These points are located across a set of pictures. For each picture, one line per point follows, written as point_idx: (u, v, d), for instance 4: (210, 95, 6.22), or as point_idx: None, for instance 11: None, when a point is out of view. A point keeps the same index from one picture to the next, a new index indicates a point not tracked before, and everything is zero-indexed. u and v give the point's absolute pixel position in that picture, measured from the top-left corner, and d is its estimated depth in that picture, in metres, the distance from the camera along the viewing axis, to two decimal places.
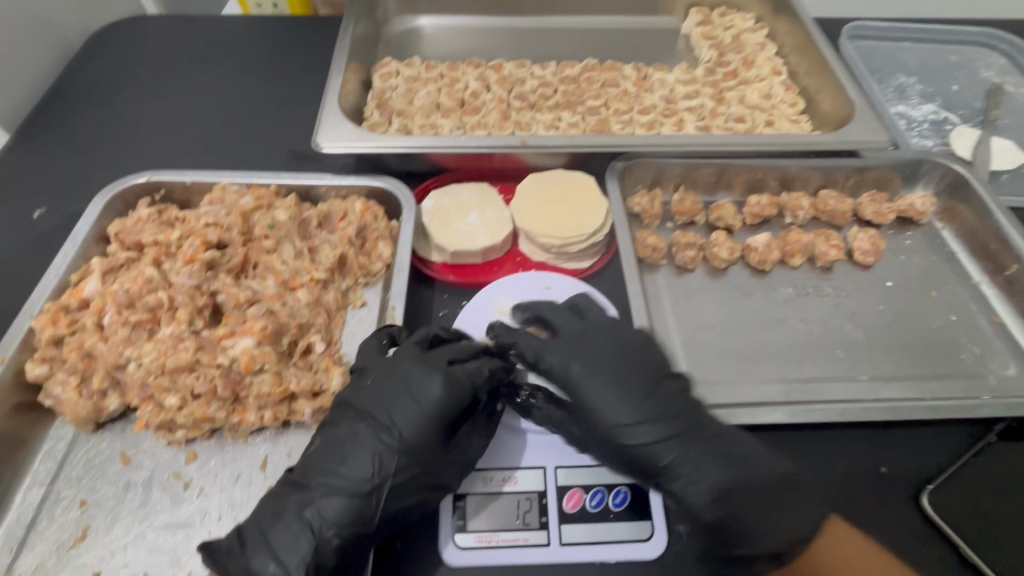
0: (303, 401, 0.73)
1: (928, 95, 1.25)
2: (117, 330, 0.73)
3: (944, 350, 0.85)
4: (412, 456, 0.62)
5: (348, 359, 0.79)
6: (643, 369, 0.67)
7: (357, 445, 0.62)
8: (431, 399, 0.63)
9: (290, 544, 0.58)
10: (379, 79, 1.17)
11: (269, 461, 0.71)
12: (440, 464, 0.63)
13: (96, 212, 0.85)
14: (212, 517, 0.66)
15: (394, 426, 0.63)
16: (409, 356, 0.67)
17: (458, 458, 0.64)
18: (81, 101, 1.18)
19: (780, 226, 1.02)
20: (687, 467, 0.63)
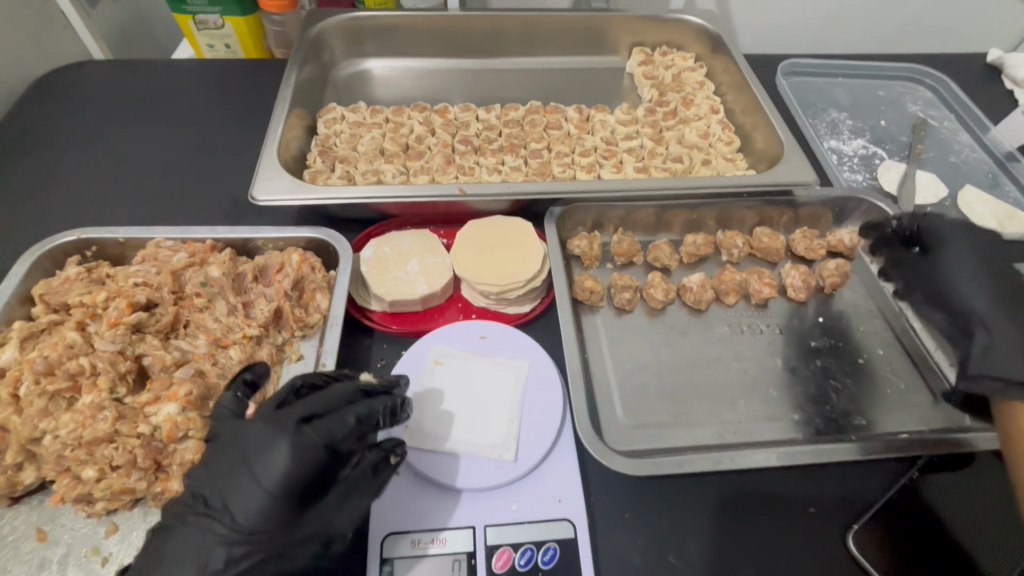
0: None
1: (858, 130, 1.30)
2: (34, 401, 0.70)
3: (871, 385, 0.88)
4: (252, 539, 0.59)
5: None
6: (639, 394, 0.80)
7: (192, 534, 0.60)
8: (271, 477, 0.59)
9: None
10: (324, 124, 1.17)
11: None
12: (286, 544, 0.60)
13: (21, 272, 0.83)
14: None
15: (227, 511, 0.60)
16: (260, 420, 0.63)
17: (313, 532, 0.61)
18: (18, 151, 1.16)
19: (718, 263, 1.05)
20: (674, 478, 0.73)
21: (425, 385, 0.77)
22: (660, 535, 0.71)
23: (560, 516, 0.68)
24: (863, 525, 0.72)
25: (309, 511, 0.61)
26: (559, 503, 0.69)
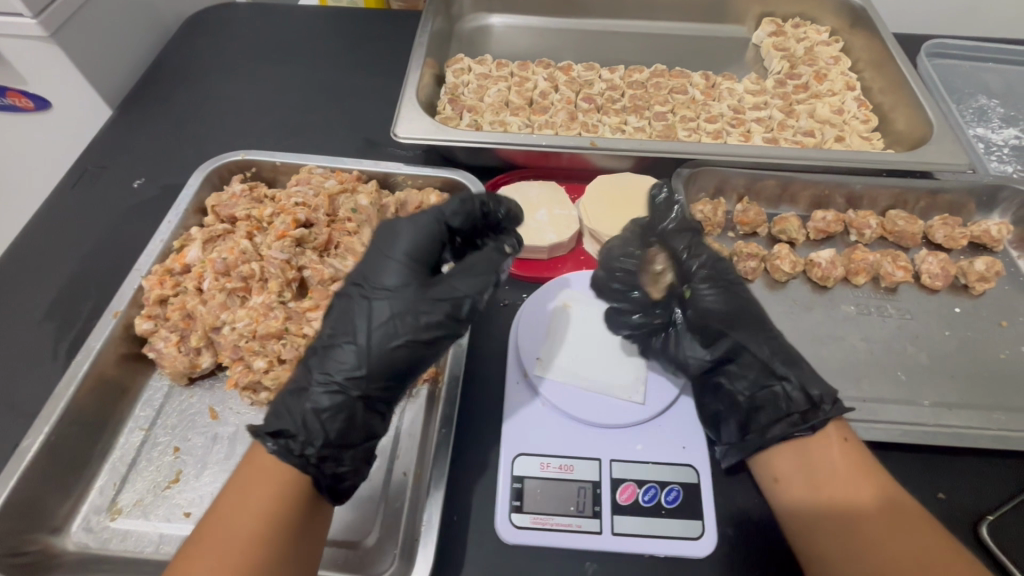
0: None
1: (1010, 119, 1.20)
2: (215, 295, 0.79)
3: (1014, 382, 0.83)
4: (362, 342, 0.64)
5: None
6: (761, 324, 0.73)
7: (333, 336, 0.66)
8: (388, 270, 0.68)
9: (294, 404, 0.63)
10: (453, 74, 1.20)
11: None
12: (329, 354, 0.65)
13: (196, 185, 0.93)
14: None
15: (347, 315, 0.67)
16: (408, 229, 0.71)
17: (401, 335, 0.65)
18: (174, 78, 1.25)
19: (845, 244, 1.02)
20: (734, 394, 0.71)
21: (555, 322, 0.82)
22: None
23: (684, 462, 0.72)
24: (996, 517, 0.70)
25: (394, 331, 0.65)
26: (684, 450, 0.73)
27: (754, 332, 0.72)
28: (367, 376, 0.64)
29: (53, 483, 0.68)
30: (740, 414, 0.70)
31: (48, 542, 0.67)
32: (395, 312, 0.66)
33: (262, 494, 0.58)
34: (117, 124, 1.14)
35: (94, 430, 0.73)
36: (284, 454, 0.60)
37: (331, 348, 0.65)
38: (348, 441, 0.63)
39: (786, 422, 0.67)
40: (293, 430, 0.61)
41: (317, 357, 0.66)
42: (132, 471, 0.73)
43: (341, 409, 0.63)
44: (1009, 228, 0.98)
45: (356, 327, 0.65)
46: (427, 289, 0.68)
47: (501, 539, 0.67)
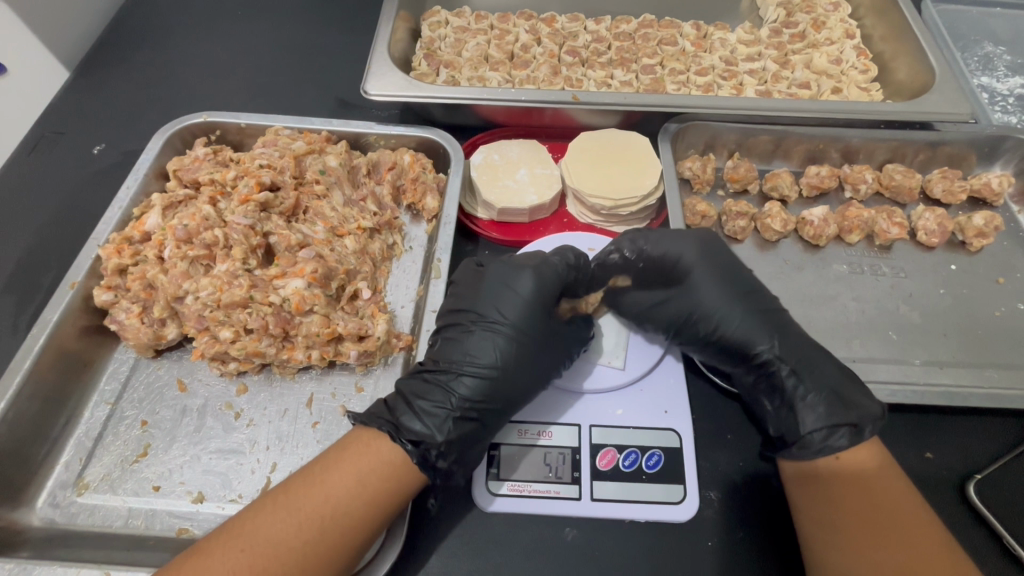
0: (349, 343, 0.74)
1: (1016, 67, 1.14)
2: (176, 263, 0.76)
3: (1008, 339, 0.80)
4: (499, 375, 0.65)
5: (390, 308, 0.80)
6: (744, 276, 0.74)
7: (466, 361, 0.66)
8: (525, 296, 0.69)
9: (429, 415, 0.62)
10: (428, 27, 1.13)
11: (314, 399, 0.74)
12: (461, 378, 0.65)
13: (156, 149, 0.88)
14: (261, 446, 0.70)
15: (490, 342, 0.67)
16: (539, 264, 0.71)
17: (530, 370, 0.66)
18: (133, 35, 1.17)
19: (839, 200, 0.97)
20: (781, 373, 0.67)
21: None
22: (760, 459, 0.70)
23: (666, 426, 0.70)
24: (985, 476, 0.68)
25: (527, 367, 0.66)
26: (666, 414, 0.71)
27: (742, 291, 0.72)
28: (494, 408, 0.65)
29: (16, 459, 0.67)
30: (801, 394, 0.65)
31: (13, 518, 0.65)
32: (529, 350, 0.67)
33: (377, 479, 0.56)
34: (73, 87, 1.08)
35: (56, 405, 0.71)
36: (423, 466, 0.59)
37: (467, 373, 0.65)
38: (464, 464, 0.63)
39: (829, 407, 0.63)
40: (424, 437, 0.61)
41: (450, 377, 0.65)
42: (98, 446, 0.70)
43: (470, 433, 0.63)
44: (1010, 181, 0.93)
45: (492, 358, 0.66)
46: (554, 332, 0.69)
47: (477, 507, 0.66)
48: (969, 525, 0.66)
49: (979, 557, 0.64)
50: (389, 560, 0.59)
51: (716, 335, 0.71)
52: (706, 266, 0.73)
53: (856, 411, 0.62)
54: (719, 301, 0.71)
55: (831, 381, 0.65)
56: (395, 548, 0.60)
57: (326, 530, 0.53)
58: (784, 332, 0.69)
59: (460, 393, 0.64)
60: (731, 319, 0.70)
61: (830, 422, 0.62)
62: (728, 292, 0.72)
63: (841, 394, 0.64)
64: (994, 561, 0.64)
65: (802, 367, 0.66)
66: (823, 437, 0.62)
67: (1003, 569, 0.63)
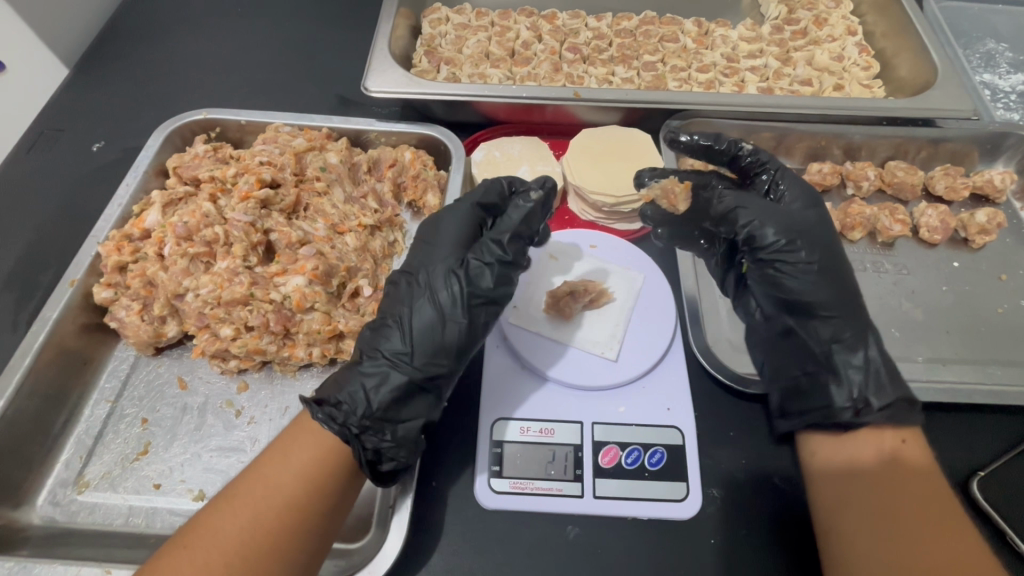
0: (351, 341, 0.74)
1: (1018, 64, 1.14)
2: (177, 261, 0.75)
3: (1010, 336, 0.80)
4: (410, 322, 0.64)
5: None
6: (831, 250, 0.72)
7: (388, 314, 0.66)
8: (441, 246, 0.69)
9: (350, 373, 0.62)
10: (429, 24, 1.12)
11: None
12: (384, 332, 0.65)
13: (155, 146, 0.87)
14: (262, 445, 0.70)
15: (411, 296, 0.66)
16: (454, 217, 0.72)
17: (446, 316, 0.64)
18: (132, 33, 1.17)
19: (841, 198, 0.97)
20: (830, 345, 0.67)
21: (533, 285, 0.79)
22: (763, 456, 0.70)
23: (669, 423, 0.70)
24: (988, 473, 0.68)
25: (442, 313, 0.64)
26: (668, 412, 0.71)
27: (824, 262, 0.70)
28: (415, 356, 0.62)
29: (15, 457, 0.66)
30: (847, 370, 0.65)
31: (14, 516, 0.65)
32: (440, 297, 0.65)
33: (306, 456, 0.56)
34: (71, 84, 1.07)
35: (56, 403, 0.71)
36: (327, 423, 0.57)
37: (389, 332, 0.65)
38: (393, 416, 0.60)
39: (870, 383, 0.63)
40: (340, 401, 0.59)
41: (372, 333, 0.66)
42: (98, 444, 0.70)
43: (386, 385, 0.61)
44: (1012, 178, 0.93)
45: (409, 312, 0.65)
46: (466, 269, 0.66)
47: (480, 505, 0.65)
48: (973, 522, 0.66)
49: None
50: (391, 556, 0.59)
51: (783, 285, 0.70)
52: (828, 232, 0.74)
53: (896, 391, 0.63)
54: (798, 260, 0.71)
55: (880, 368, 0.65)
56: (396, 545, 0.59)
57: (260, 512, 0.52)
58: (852, 314, 0.68)
59: (380, 346, 0.64)
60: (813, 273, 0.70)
61: (865, 398, 0.63)
62: (807, 253, 0.71)
63: (881, 380, 0.64)
64: (998, 558, 0.63)
65: (851, 339, 0.67)
66: (849, 409, 0.63)
67: (1007, 566, 0.63)
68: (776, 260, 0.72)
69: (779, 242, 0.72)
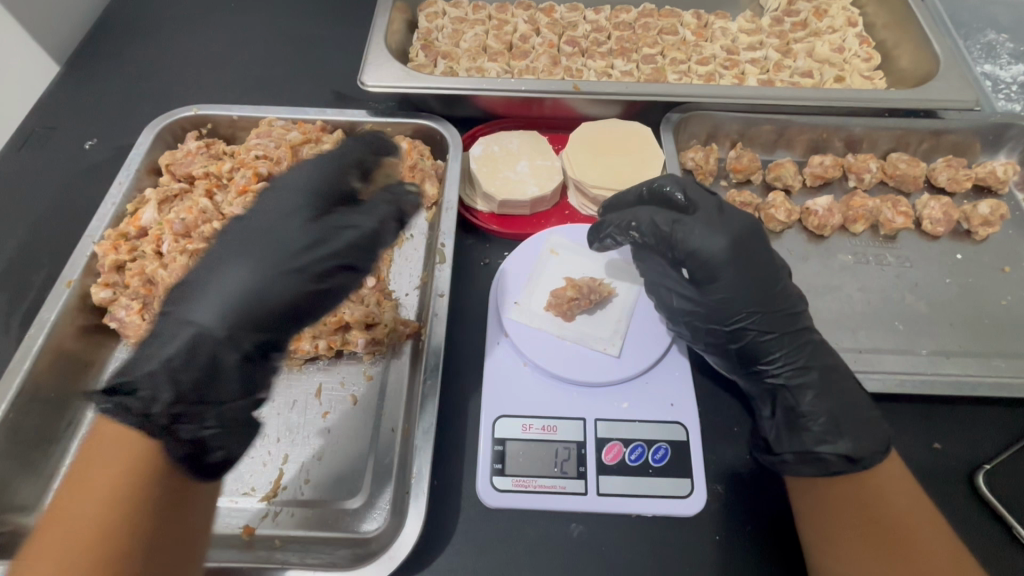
0: (358, 331, 0.74)
1: (1019, 54, 1.13)
2: (176, 258, 0.75)
3: (1014, 328, 0.80)
4: (220, 282, 0.55)
5: (397, 296, 0.81)
6: (778, 281, 0.67)
7: (210, 271, 0.56)
8: (286, 195, 0.62)
9: (156, 345, 0.53)
10: (425, 18, 1.11)
11: (323, 389, 0.73)
12: (188, 293, 0.55)
13: (147, 143, 0.86)
14: (272, 438, 0.70)
15: (234, 245, 0.58)
16: (306, 170, 0.64)
17: (273, 271, 0.56)
18: (122, 30, 1.15)
19: (843, 190, 0.96)
20: (801, 390, 0.65)
21: (540, 270, 0.80)
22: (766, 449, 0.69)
23: (672, 419, 0.69)
24: (994, 466, 0.68)
25: (264, 272, 0.56)
26: (672, 408, 0.70)
27: (774, 299, 0.66)
28: (262, 319, 0.55)
29: (18, 462, 0.65)
30: (812, 415, 0.63)
31: (18, 522, 0.64)
32: (268, 249, 0.57)
33: (110, 478, 0.47)
34: (62, 82, 1.06)
35: (57, 406, 0.69)
36: (121, 415, 0.49)
37: (201, 291, 0.55)
38: (211, 399, 0.54)
39: (831, 426, 0.61)
40: (159, 390, 0.51)
41: (182, 295, 0.56)
42: None
43: (196, 359, 0.53)
44: (1015, 169, 0.93)
45: (237, 258, 0.56)
46: (314, 230, 0.60)
47: (483, 504, 0.65)
48: (980, 516, 0.65)
49: (991, 548, 0.63)
50: (408, 544, 0.59)
51: (737, 337, 0.68)
52: (739, 266, 0.65)
53: (850, 441, 0.60)
54: (745, 304, 0.66)
55: (844, 407, 0.63)
56: (412, 537, 0.59)
57: (67, 539, 0.44)
58: (814, 354, 0.66)
59: (185, 317, 0.54)
60: (751, 326, 0.67)
61: (829, 442, 0.61)
62: (752, 294, 0.66)
63: (835, 419, 0.62)
64: (1006, 551, 0.63)
65: (810, 383, 0.64)
66: (809, 453, 0.61)
67: (1016, 561, 0.62)
68: (729, 323, 0.67)
69: (730, 318, 0.67)
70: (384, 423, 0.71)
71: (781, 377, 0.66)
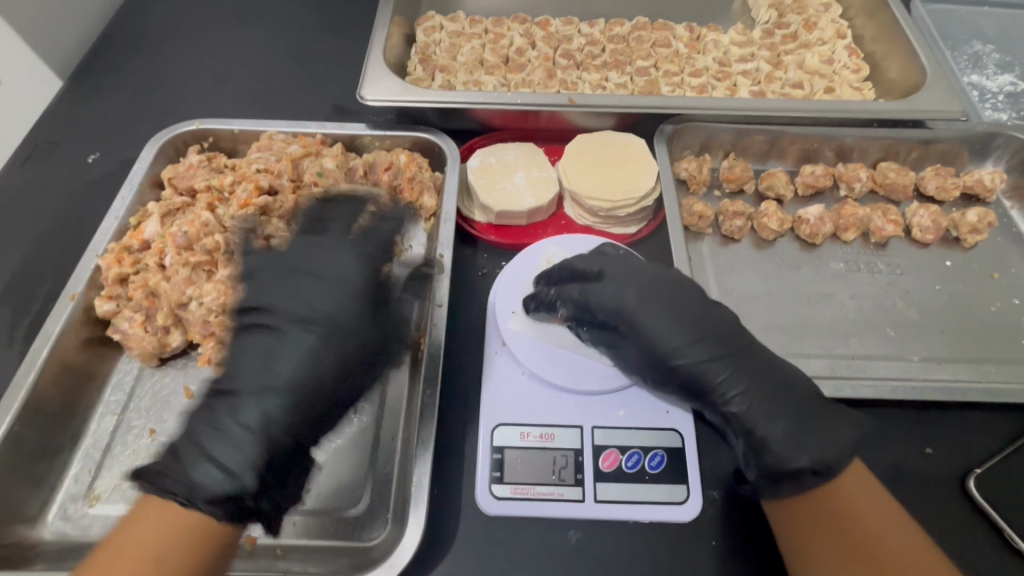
0: None
1: (1005, 64, 1.16)
2: (178, 270, 0.76)
3: (1003, 334, 0.81)
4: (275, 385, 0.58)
5: None
6: (701, 307, 0.69)
7: (253, 379, 0.59)
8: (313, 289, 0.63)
9: (226, 449, 0.55)
10: (423, 32, 1.13)
11: None
12: (244, 399, 0.57)
13: (150, 158, 0.88)
14: None
15: (271, 349, 0.60)
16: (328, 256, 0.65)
17: (323, 367, 0.60)
18: (124, 45, 1.17)
19: (834, 199, 0.98)
20: (759, 415, 0.63)
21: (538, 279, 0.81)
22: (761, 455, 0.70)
23: (668, 426, 0.70)
24: (985, 470, 0.69)
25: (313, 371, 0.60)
26: (668, 414, 0.71)
27: (702, 327, 0.68)
28: (309, 412, 0.59)
29: (22, 474, 0.66)
30: (776, 436, 0.62)
31: (22, 533, 0.64)
32: (303, 354, 0.60)
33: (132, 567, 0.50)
34: (65, 98, 1.07)
35: (60, 418, 0.70)
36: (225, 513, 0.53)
37: (244, 399, 0.57)
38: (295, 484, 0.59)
39: (795, 440, 0.61)
40: (244, 488, 0.54)
41: (232, 405, 0.57)
42: (107, 457, 0.70)
43: (287, 457, 0.58)
44: (1002, 177, 0.94)
45: (258, 376, 0.59)
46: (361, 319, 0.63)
47: (481, 512, 0.66)
48: (971, 520, 0.66)
49: (982, 552, 0.64)
50: (408, 551, 0.59)
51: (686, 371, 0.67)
52: (654, 301, 0.69)
53: (811, 454, 0.60)
54: (675, 337, 0.67)
55: (802, 418, 0.63)
56: (412, 543, 0.60)
57: None
58: (756, 373, 0.66)
59: (244, 424, 0.56)
60: (694, 357, 0.66)
61: (800, 457, 0.60)
62: (678, 326, 0.67)
63: (794, 433, 0.61)
64: (997, 555, 0.64)
65: (761, 406, 0.64)
66: (786, 475, 0.60)
67: (1006, 563, 0.63)
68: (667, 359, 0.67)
69: (666, 357, 0.67)
70: (387, 434, 0.72)
71: (737, 405, 0.65)
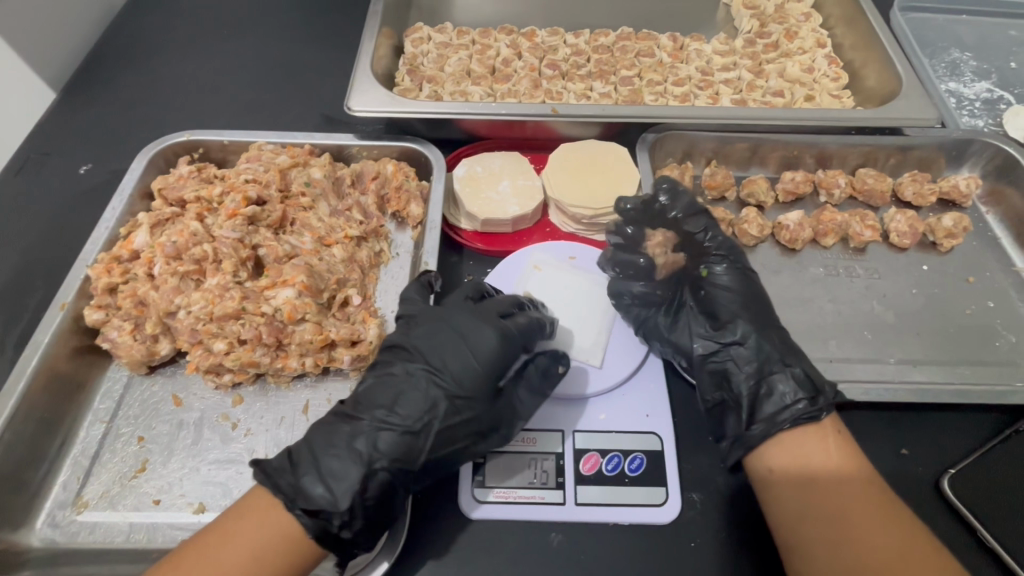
0: (343, 349, 0.76)
1: (982, 72, 1.18)
2: (167, 279, 0.77)
3: (978, 336, 0.83)
4: (397, 419, 0.61)
5: (382, 314, 0.82)
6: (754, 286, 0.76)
7: (382, 406, 0.62)
8: (467, 336, 0.65)
9: (338, 471, 0.58)
10: (411, 43, 1.15)
11: (310, 405, 0.75)
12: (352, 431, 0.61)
13: (140, 169, 0.89)
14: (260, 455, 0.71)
15: (410, 382, 0.63)
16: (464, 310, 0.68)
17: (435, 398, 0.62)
18: (117, 57, 1.18)
19: (814, 205, 1.00)
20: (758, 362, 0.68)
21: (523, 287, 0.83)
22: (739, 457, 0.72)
23: (648, 429, 0.72)
24: (959, 470, 0.70)
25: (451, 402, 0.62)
26: (647, 418, 0.73)
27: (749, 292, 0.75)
28: (401, 445, 0.60)
29: (10, 481, 0.67)
30: (771, 385, 0.66)
31: (10, 539, 0.65)
32: (415, 391, 0.63)
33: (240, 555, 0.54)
34: (58, 110, 1.09)
35: (50, 426, 0.71)
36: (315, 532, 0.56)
37: (333, 431, 0.61)
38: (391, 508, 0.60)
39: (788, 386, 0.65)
40: (332, 509, 0.57)
41: (327, 436, 0.60)
42: (95, 464, 0.71)
43: (386, 486, 0.60)
44: (977, 183, 0.96)
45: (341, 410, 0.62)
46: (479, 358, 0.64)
47: (464, 515, 0.67)
48: (945, 519, 0.67)
49: (955, 550, 0.65)
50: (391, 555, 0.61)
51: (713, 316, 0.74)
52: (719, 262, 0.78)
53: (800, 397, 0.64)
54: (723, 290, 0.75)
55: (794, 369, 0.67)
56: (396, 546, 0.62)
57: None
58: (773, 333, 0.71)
59: (362, 457, 0.59)
60: (725, 307, 0.73)
61: (787, 402, 0.64)
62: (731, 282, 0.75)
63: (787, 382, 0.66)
64: (969, 553, 0.65)
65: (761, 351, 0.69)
66: (775, 417, 0.64)
67: (978, 561, 0.65)
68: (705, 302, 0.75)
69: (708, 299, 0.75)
70: None
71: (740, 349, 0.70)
